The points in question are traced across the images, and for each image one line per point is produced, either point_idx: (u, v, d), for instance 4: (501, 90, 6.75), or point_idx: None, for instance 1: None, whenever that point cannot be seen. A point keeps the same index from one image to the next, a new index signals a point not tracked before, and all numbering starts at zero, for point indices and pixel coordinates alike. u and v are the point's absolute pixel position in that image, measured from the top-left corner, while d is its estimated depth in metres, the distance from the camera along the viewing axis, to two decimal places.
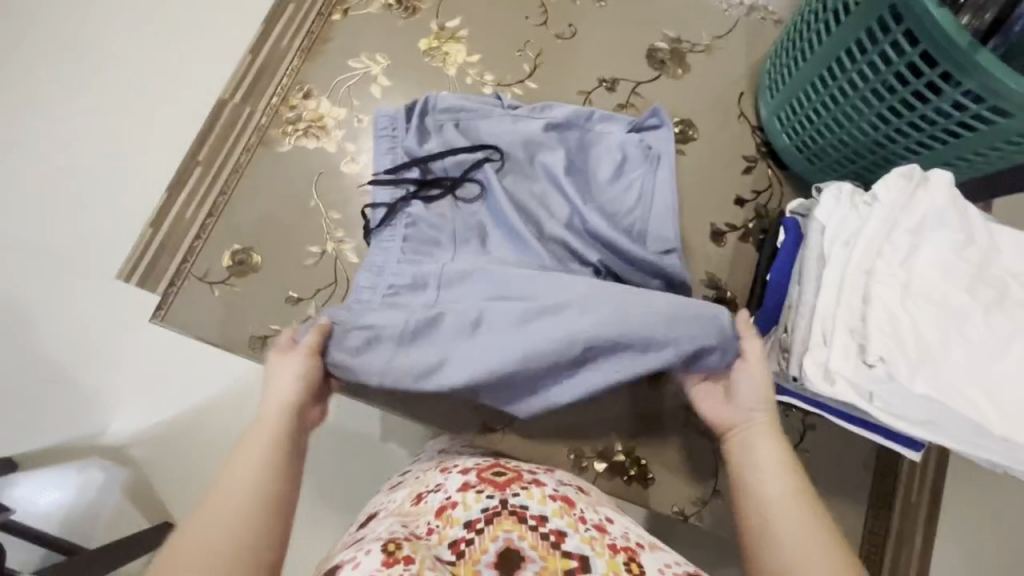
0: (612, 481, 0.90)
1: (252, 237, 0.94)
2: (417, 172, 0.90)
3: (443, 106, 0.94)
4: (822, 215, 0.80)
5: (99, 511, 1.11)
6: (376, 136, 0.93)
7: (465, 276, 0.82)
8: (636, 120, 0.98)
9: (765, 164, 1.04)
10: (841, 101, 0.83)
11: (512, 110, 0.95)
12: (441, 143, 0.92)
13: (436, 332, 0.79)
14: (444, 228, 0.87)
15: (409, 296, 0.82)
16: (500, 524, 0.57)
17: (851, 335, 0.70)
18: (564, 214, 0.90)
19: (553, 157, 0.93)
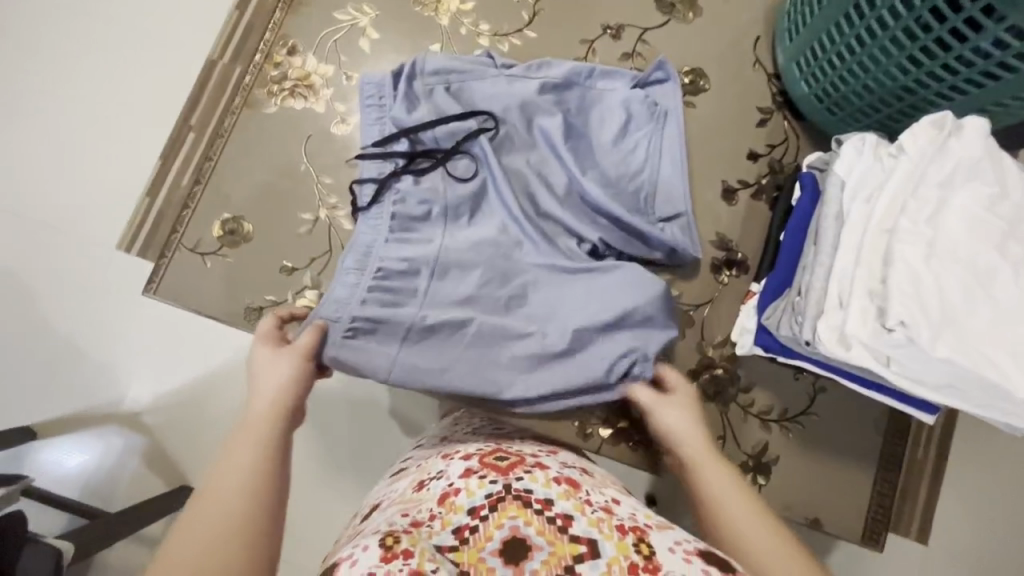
0: (617, 447, 0.89)
1: (243, 205, 0.90)
2: (406, 143, 0.84)
3: (431, 68, 0.87)
4: (841, 170, 0.76)
5: (118, 476, 1.12)
6: (364, 106, 0.86)
7: (465, 258, 0.80)
8: (638, 76, 0.92)
9: (781, 115, 0.98)
10: (869, 43, 0.76)
11: (505, 70, 0.88)
12: (433, 108, 0.85)
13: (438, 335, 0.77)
14: (436, 201, 0.81)
15: (403, 285, 0.78)
16: (504, 510, 0.57)
17: (870, 298, 0.67)
18: (563, 185, 0.87)
19: (553, 123, 0.87)
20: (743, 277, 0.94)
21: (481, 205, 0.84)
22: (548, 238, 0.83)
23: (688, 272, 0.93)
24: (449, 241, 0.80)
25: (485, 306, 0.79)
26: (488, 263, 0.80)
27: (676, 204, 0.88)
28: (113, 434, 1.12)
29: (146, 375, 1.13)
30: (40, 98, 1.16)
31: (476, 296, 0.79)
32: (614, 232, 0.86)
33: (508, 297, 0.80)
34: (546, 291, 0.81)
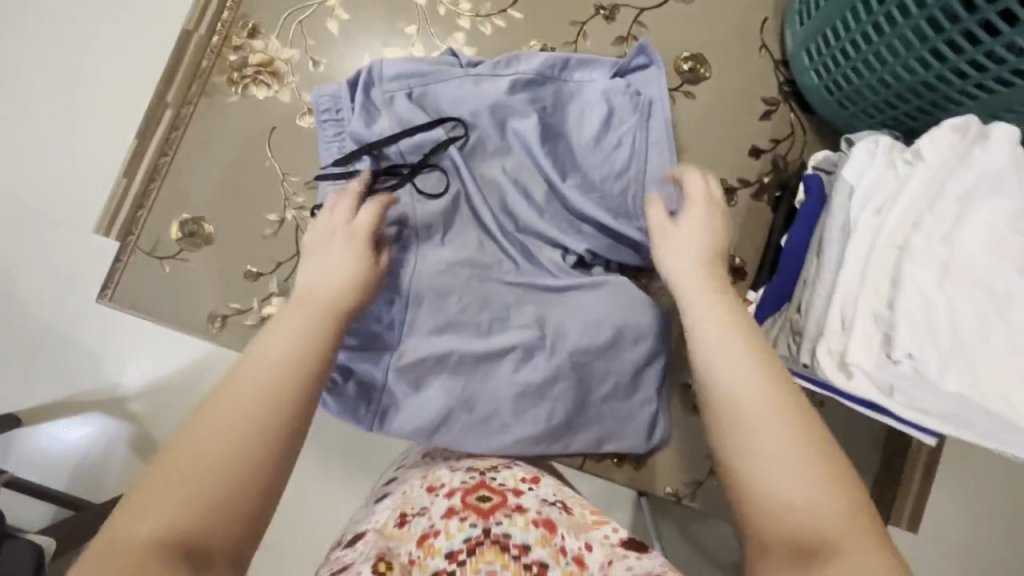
0: (602, 463, 0.85)
1: (202, 205, 0.83)
2: (368, 160, 0.80)
3: (383, 74, 0.82)
4: (850, 175, 0.69)
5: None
6: (319, 121, 0.82)
7: (440, 282, 0.80)
8: (619, 61, 0.86)
9: (787, 107, 0.90)
10: (887, 32, 0.68)
11: (471, 70, 0.83)
12: (395, 118, 0.81)
13: (418, 368, 0.78)
14: (405, 222, 0.80)
15: (380, 316, 0.80)
16: (482, 554, 0.54)
17: (875, 322, 0.61)
18: (542, 195, 0.84)
19: (527, 124, 0.82)
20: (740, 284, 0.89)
21: (453, 219, 0.82)
22: (526, 255, 0.83)
23: None
24: (422, 262, 0.80)
25: (466, 329, 0.80)
26: (465, 286, 0.80)
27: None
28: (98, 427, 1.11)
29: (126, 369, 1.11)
30: None
31: (455, 318, 0.80)
32: (598, 239, 0.83)
33: (488, 318, 0.80)
34: (528, 311, 0.80)
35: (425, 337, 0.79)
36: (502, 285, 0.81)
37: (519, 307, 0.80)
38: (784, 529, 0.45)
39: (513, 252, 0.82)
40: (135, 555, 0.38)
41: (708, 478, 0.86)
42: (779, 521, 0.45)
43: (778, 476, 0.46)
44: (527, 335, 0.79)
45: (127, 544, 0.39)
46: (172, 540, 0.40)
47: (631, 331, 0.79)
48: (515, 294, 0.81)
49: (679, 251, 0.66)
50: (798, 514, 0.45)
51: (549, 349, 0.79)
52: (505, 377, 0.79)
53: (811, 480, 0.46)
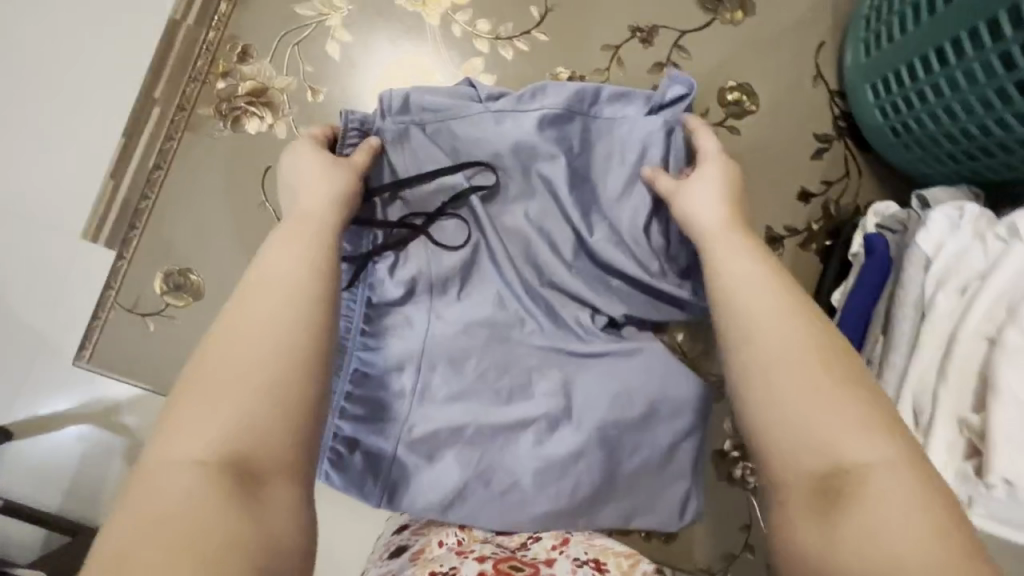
0: (630, 536, 0.80)
1: (188, 254, 0.75)
2: (381, 205, 0.71)
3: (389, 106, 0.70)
4: (926, 246, 0.61)
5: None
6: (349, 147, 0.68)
7: (457, 345, 0.69)
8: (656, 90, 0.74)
9: (842, 145, 0.81)
10: (982, 81, 0.58)
11: (492, 104, 0.72)
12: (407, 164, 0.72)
13: (428, 435, 0.66)
14: (419, 278, 0.71)
15: (387, 381, 0.68)
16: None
17: (959, 428, 0.54)
18: (570, 249, 0.74)
19: (555, 169, 0.72)
20: None
21: (471, 272, 0.73)
22: (551, 316, 0.73)
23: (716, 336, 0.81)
24: (437, 323, 0.70)
25: (481, 392, 0.68)
26: (484, 348, 0.69)
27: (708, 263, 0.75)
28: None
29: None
30: None
31: (469, 384, 0.68)
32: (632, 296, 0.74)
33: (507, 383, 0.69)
34: (551, 374, 0.69)
35: (436, 404, 0.67)
36: (525, 347, 0.70)
37: (542, 372, 0.69)
38: (806, 455, 0.41)
39: (537, 309, 0.72)
40: (191, 474, 0.36)
41: (743, 552, 0.80)
42: (802, 449, 0.41)
43: (804, 408, 0.42)
44: (552, 404, 0.67)
45: (175, 460, 0.36)
46: (216, 460, 0.37)
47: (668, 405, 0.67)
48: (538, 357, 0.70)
49: (703, 195, 0.61)
50: (822, 436, 0.40)
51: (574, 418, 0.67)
52: (526, 450, 0.65)
53: (833, 411, 0.41)
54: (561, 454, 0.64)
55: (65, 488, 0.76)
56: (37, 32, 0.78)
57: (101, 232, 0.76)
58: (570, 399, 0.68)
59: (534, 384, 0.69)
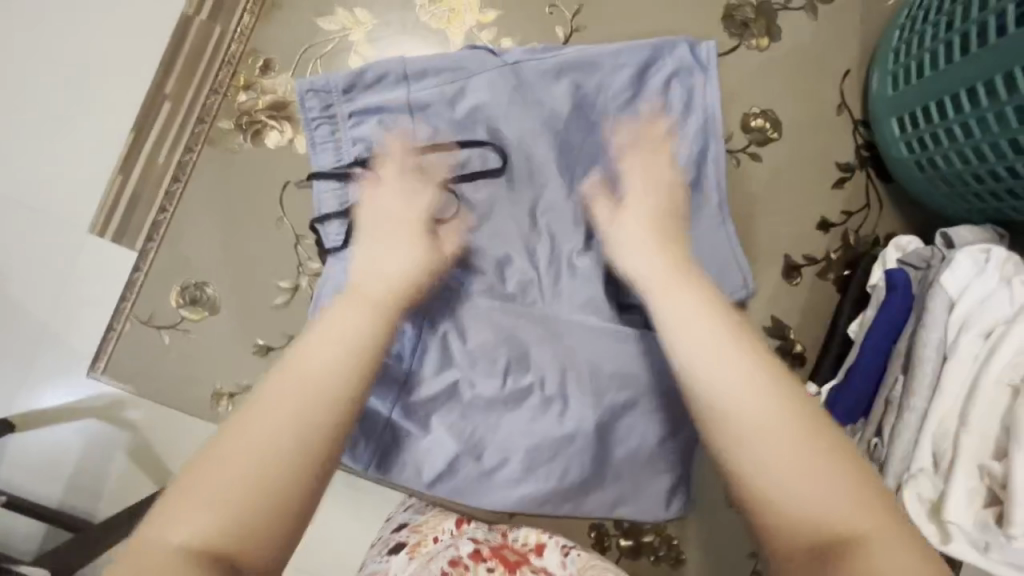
0: (636, 560, 0.79)
1: (205, 267, 0.74)
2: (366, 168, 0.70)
3: (378, 74, 0.73)
4: (952, 286, 0.61)
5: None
6: (308, 117, 0.70)
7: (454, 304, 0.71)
8: (651, 45, 0.75)
9: (864, 175, 0.81)
10: (1013, 126, 0.58)
11: (507, 59, 0.74)
12: (416, 126, 0.72)
13: (439, 400, 0.69)
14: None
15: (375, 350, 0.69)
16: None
17: (979, 474, 0.54)
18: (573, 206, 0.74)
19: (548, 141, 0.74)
20: (797, 371, 0.81)
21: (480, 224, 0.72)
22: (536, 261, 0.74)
23: None
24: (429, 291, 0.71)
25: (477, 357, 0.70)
26: (485, 316, 0.71)
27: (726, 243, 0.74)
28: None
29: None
30: None
31: (465, 353, 0.70)
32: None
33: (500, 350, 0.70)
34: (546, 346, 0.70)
35: (420, 376, 0.69)
36: (522, 316, 0.71)
37: (536, 347, 0.70)
38: (793, 512, 0.39)
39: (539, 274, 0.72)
40: (172, 558, 0.35)
41: None
42: (791, 509, 0.39)
43: (771, 451, 0.41)
44: (545, 374, 0.69)
45: (169, 544, 0.35)
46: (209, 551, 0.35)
47: (651, 382, 0.68)
48: (529, 323, 0.71)
49: (628, 228, 0.59)
50: (810, 500, 0.39)
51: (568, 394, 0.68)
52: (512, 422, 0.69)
53: (802, 468, 0.40)
54: (551, 425, 0.67)
55: (65, 480, 0.77)
56: (59, 36, 0.77)
57: (108, 227, 0.75)
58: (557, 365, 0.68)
59: (539, 341, 0.70)
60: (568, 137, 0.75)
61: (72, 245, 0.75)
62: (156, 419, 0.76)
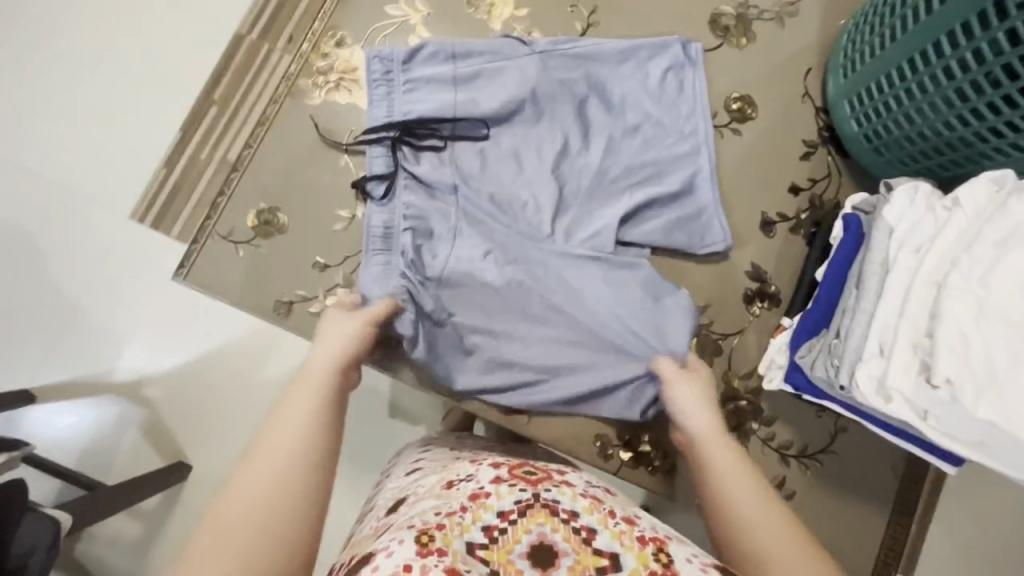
0: (635, 469, 0.92)
1: (277, 195, 0.90)
2: (406, 133, 0.87)
3: (432, 53, 0.88)
4: (891, 217, 0.76)
5: (116, 446, 1.13)
6: (370, 82, 0.88)
7: (473, 235, 0.86)
8: (652, 43, 0.94)
9: (826, 151, 0.98)
10: (932, 91, 0.75)
11: (536, 46, 0.91)
12: (458, 96, 0.88)
13: (460, 319, 0.85)
14: (446, 179, 0.87)
15: (417, 270, 0.84)
16: (533, 516, 0.58)
17: (915, 351, 0.67)
18: (588, 167, 0.91)
19: (563, 113, 0.91)
20: (773, 310, 0.96)
21: (497, 171, 0.89)
22: (555, 205, 0.89)
23: (719, 300, 0.95)
24: (460, 228, 0.86)
25: (500, 289, 0.86)
26: (503, 247, 0.87)
27: (697, 199, 0.93)
28: (108, 405, 1.13)
29: (138, 347, 1.14)
30: (53, 98, 1.16)
31: (491, 283, 0.86)
32: (651, 222, 0.92)
33: (514, 279, 0.87)
34: (558, 275, 0.87)
35: (451, 295, 0.86)
36: (538, 250, 0.88)
37: (550, 275, 0.87)
38: None
39: (546, 216, 0.88)
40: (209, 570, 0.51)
41: None
42: None
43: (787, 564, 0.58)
44: (555, 300, 0.87)
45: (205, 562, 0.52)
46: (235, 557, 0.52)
47: (651, 305, 0.87)
48: (540, 258, 0.87)
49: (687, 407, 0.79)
50: None
51: (574, 316, 0.87)
52: (529, 333, 0.87)
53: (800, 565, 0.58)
54: (555, 337, 0.87)
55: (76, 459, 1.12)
56: None
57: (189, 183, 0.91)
58: (562, 287, 0.87)
59: (554, 273, 0.88)
60: (584, 106, 0.92)
61: (87, 228, 1.15)
62: (166, 395, 1.14)
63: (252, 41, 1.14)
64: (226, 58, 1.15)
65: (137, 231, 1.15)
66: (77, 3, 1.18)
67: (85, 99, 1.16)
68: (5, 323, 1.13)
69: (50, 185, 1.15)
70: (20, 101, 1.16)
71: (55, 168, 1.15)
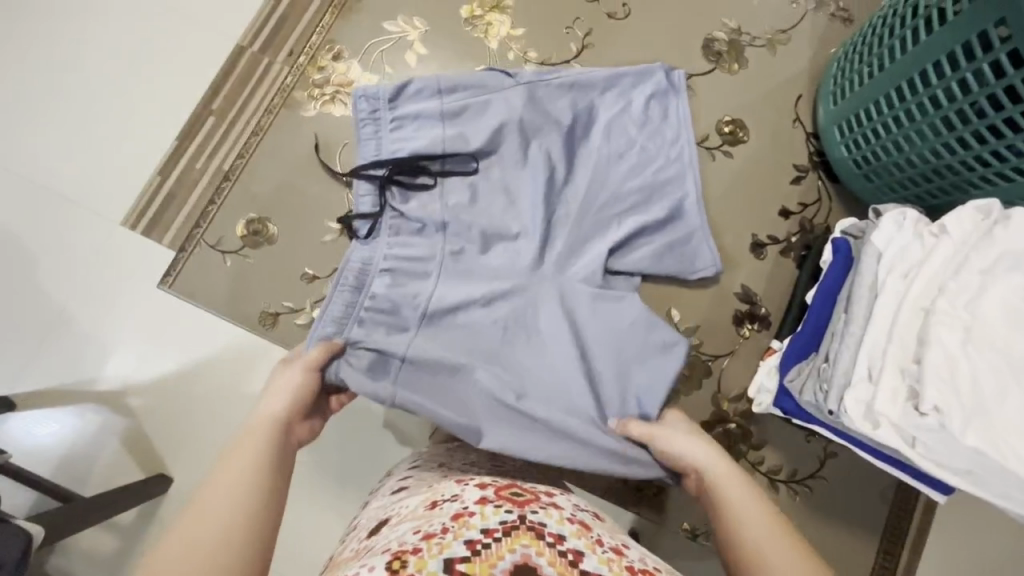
0: (624, 495, 0.95)
1: (267, 205, 0.90)
2: (391, 170, 0.85)
3: (418, 87, 0.87)
4: (879, 242, 0.75)
5: (94, 458, 1.10)
6: (357, 120, 0.86)
7: (461, 268, 0.85)
8: (635, 72, 0.95)
9: (816, 176, 0.99)
10: (919, 118, 0.76)
11: (521, 76, 0.91)
12: (446, 130, 0.87)
13: (449, 355, 0.80)
14: (434, 215, 0.85)
15: (396, 313, 0.81)
16: (517, 537, 0.56)
17: (902, 376, 0.67)
18: (578, 200, 0.89)
19: (553, 143, 0.90)
20: (763, 332, 0.95)
21: (485, 201, 0.88)
22: (546, 236, 0.88)
23: (709, 321, 0.95)
24: (446, 266, 0.84)
25: (490, 327, 0.83)
26: (492, 281, 0.85)
27: (686, 224, 0.93)
28: (89, 414, 1.11)
29: (123, 356, 1.11)
30: (49, 102, 1.16)
31: (479, 323, 0.83)
32: (639, 251, 0.92)
33: (500, 319, 0.84)
34: (547, 314, 0.85)
35: (436, 334, 0.81)
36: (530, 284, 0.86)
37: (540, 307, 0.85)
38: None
39: (533, 252, 0.87)
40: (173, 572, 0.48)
41: None
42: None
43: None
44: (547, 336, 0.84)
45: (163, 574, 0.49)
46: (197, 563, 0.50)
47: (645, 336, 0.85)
48: (526, 296, 0.85)
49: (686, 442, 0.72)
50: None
51: (565, 358, 0.82)
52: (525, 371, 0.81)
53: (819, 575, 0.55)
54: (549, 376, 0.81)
55: (53, 470, 1.09)
56: None
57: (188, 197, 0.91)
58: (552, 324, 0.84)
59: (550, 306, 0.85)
60: (573, 135, 0.92)
61: (77, 233, 1.13)
62: (150, 406, 1.11)
63: (251, 52, 1.15)
64: (224, 72, 1.16)
65: (128, 237, 1.13)
66: (77, 8, 1.18)
67: (81, 105, 1.16)
68: (8, 324, 1.12)
69: (41, 189, 1.14)
70: (17, 105, 1.16)
71: (48, 172, 1.14)
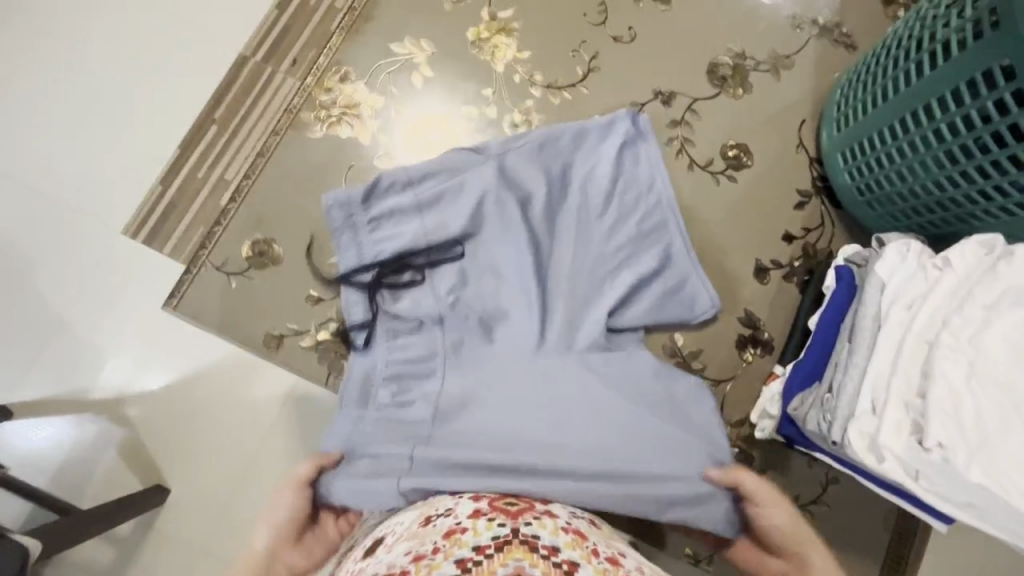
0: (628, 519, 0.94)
1: (271, 229, 1.01)
2: (378, 272, 0.88)
3: (390, 183, 0.88)
4: (883, 272, 0.75)
5: (91, 467, 1.07)
6: (336, 232, 0.89)
7: (463, 352, 0.80)
8: (600, 124, 0.93)
9: (819, 201, 1.00)
10: (923, 150, 0.77)
11: (489, 150, 0.90)
12: (426, 220, 0.88)
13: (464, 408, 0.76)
14: (429, 310, 0.85)
15: (404, 408, 0.78)
16: (511, 551, 0.54)
17: (906, 410, 0.67)
18: (568, 266, 0.86)
19: (532, 213, 0.89)
20: (766, 357, 0.96)
21: (475, 279, 0.86)
22: (543, 307, 0.83)
23: (712, 345, 0.96)
24: (448, 358, 0.80)
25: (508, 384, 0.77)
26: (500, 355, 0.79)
27: (676, 268, 0.93)
28: (87, 421, 1.08)
29: (119, 362, 1.09)
30: (50, 110, 1.15)
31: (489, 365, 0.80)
32: (637, 306, 0.91)
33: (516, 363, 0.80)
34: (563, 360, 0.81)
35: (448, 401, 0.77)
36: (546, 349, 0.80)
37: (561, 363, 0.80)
38: None
39: (530, 329, 0.81)
40: None
41: None
42: None
43: None
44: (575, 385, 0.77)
45: None
46: None
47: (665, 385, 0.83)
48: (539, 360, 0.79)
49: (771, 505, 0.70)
50: None
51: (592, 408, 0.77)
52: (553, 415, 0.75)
53: None
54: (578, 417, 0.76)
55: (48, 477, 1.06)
56: None
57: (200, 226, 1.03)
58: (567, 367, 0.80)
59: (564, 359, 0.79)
60: (553, 202, 0.90)
61: (76, 241, 1.11)
62: (148, 415, 1.08)
63: (254, 63, 1.16)
64: (229, 81, 1.16)
65: (129, 242, 1.11)
66: (81, 17, 1.18)
67: (83, 114, 1.15)
68: (4, 330, 1.09)
69: (41, 196, 1.12)
70: (18, 112, 1.15)
71: (48, 179, 1.13)
